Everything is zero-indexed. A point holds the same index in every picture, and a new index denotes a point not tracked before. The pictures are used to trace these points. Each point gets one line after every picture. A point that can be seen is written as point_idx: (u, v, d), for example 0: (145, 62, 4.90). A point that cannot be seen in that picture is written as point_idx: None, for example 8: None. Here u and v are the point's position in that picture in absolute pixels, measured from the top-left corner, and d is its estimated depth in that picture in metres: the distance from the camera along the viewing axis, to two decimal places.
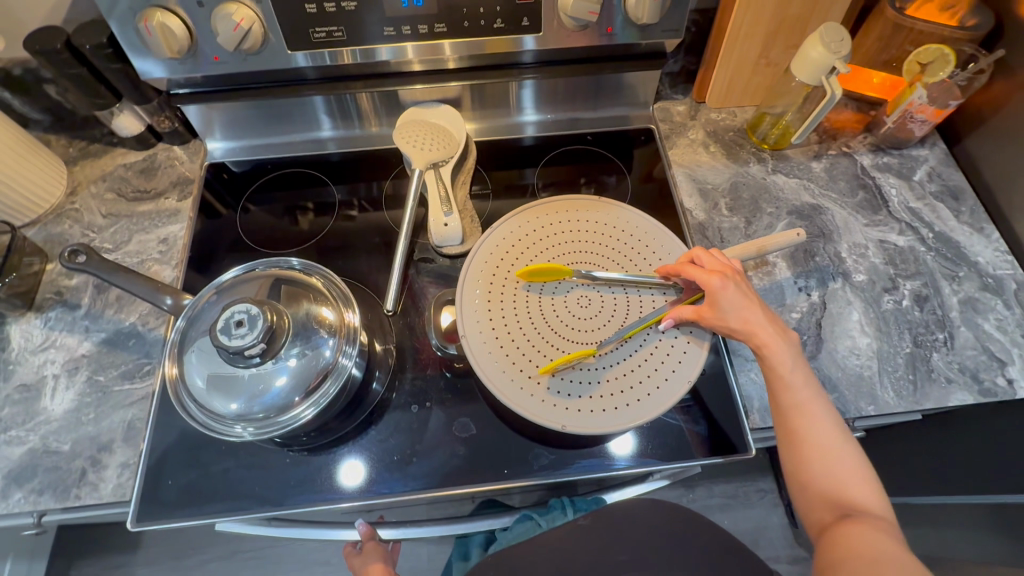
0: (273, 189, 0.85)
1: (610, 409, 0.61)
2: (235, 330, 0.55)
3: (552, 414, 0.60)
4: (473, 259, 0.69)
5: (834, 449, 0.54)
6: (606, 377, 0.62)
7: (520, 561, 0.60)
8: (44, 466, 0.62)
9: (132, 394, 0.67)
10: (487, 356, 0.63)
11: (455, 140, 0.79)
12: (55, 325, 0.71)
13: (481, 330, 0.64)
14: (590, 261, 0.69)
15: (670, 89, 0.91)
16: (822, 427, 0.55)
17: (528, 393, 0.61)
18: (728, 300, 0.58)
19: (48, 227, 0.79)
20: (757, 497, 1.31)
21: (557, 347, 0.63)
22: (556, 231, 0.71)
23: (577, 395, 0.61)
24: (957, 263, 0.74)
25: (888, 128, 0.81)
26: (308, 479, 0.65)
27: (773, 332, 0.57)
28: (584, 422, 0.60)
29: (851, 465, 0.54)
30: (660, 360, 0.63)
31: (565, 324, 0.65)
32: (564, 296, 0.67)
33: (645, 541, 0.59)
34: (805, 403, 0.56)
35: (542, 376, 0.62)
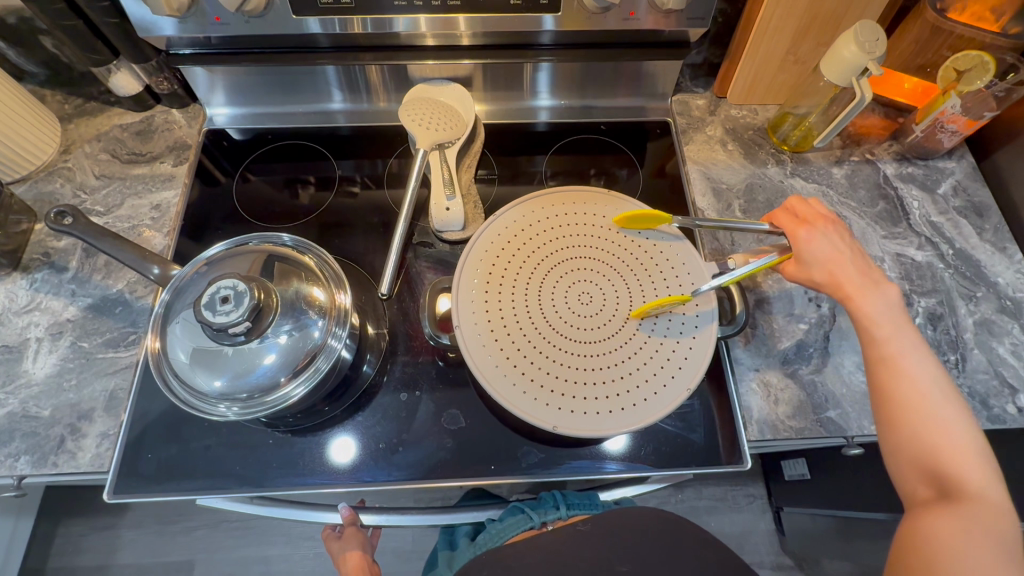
0: (273, 161, 0.83)
1: (604, 412, 0.59)
2: (220, 306, 0.53)
3: (545, 413, 0.58)
4: (473, 247, 0.66)
5: (929, 411, 0.49)
6: (604, 377, 0.60)
7: (516, 562, 0.57)
8: (22, 431, 0.61)
9: (116, 363, 0.65)
10: (481, 348, 0.61)
11: (462, 120, 0.77)
12: (41, 287, 0.69)
13: (476, 321, 0.62)
14: (593, 257, 0.66)
15: (690, 81, 0.87)
16: (915, 386, 0.51)
17: (521, 389, 0.59)
18: (817, 248, 0.57)
19: (39, 185, 0.77)
20: (746, 502, 1.30)
21: (554, 345, 0.61)
22: (560, 223, 0.68)
23: (571, 395, 0.59)
24: (976, 282, 0.71)
25: (916, 137, 0.78)
26: (290, 462, 0.64)
27: (863, 283, 0.55)
28: (577, 424, 0.58)
29: (950, 429, 0.49)
30: (660, 365, 0.61)
31: (563, 320, 0.63)
32: (564, 292, 0.64)
33: (648, 551, 0.57)
34: (896, 356, 0.52)
35: (536, 374, 0.60)
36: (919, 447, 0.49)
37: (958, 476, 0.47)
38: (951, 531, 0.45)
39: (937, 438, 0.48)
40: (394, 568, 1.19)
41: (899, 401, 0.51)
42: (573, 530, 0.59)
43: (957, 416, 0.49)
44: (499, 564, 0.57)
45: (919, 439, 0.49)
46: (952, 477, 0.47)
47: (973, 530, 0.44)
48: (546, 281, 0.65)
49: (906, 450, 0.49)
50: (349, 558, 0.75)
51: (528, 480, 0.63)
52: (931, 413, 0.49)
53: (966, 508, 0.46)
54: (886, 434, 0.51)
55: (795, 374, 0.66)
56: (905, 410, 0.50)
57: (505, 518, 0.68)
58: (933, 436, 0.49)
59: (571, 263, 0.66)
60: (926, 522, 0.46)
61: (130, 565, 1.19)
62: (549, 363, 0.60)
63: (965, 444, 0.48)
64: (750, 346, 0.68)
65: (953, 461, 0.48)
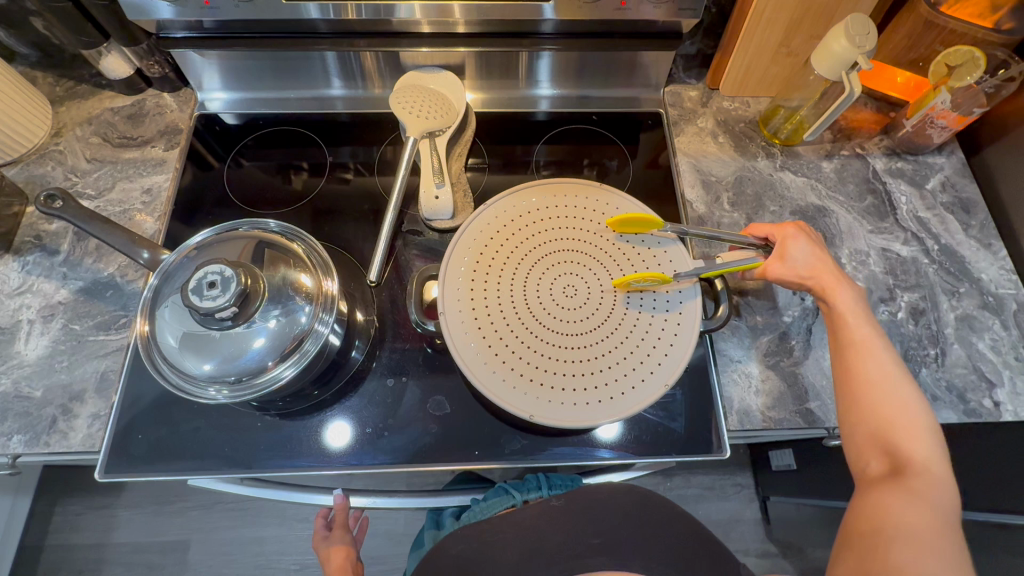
0: (265, 146, 0.83)
1: (582, 404, 0.60)
2: (207, 291, 0.53)
3: (522, 401, 0.59)
4: (463, 236, 0.67)
5: (890, 389, 0.51)
6: (582, 370, 0.61)
7: (492, 537, 0.60)
8: (15, 411, 0.62)
9: (107, 345, 0.66)
10: (464, 336, 0.62)
11: (454, 109, 0.77)
12: (33, 270, 0.69)
13: (460, 308, 0.63)
14: (580, 251, 0.67)
15: (684, 72, 0.87)
16: (879, 366, 0.53)
17: (501, 377, 0.60)
18: (798, 247, 0.60)
19: (30, 167, 0.77)
20: (734, 490, 1.32)
21: (536, 336, 0.62)
22: (549, 216, 0.69)
23: (550, 386, 0.60)
24: (959, 278, 0.72)
25: (906, 132, 0.78)
26: (278, 444, 0.65)
27: (838, 276, 0.58)
28: (554, 414, 0.59)
29: (907, 408, 0.50)
30: (640, 361, 0.61)
31: (547, 312, 0.63)
32: (549, 285, 0.65)
33: (616, 527, 0.58)
34: (865, 340, 0.54)
35: (517, 364, 0.61)
36: (876, 422, 0.50)
37: (910, 451, 0.48)
38: (900, 501, 0.46)
39: (895, 414, 0.50)
40: (387, 550, 1.21)
41: (861, 377, 0.52)
42: (548, 507, 0.61)
43: (916, 396, 0.51)
44: (475, 539, 0.60)
45: (877, 415, 0.50)
46: (905, 452, 0.48)
47: (918, 500, 0.46)
48: (533, 272, 0.66)
49: (863, 424, 0.51)
50: (332, 553, 0.75)
51: (511, 466, 0.64)
52: (892, 392, 0.51)
53: (915, 481, 0.47)
54: (847, 412, 0.53)
55: (777, 366, 0.67)
56: (868, 387, 0.52)
57: (490, 497, 0.69)
58: (890, 412, 0.50)
59: (557, 256, 0.66)
60: (874, 495, 0.47)
61: (127, 544, 1.21)
62: (530, 353, 0.61)
63: (921, 423, 0.50)
64: (734, 338, 0.69)
65: (907, 438, 0.49)
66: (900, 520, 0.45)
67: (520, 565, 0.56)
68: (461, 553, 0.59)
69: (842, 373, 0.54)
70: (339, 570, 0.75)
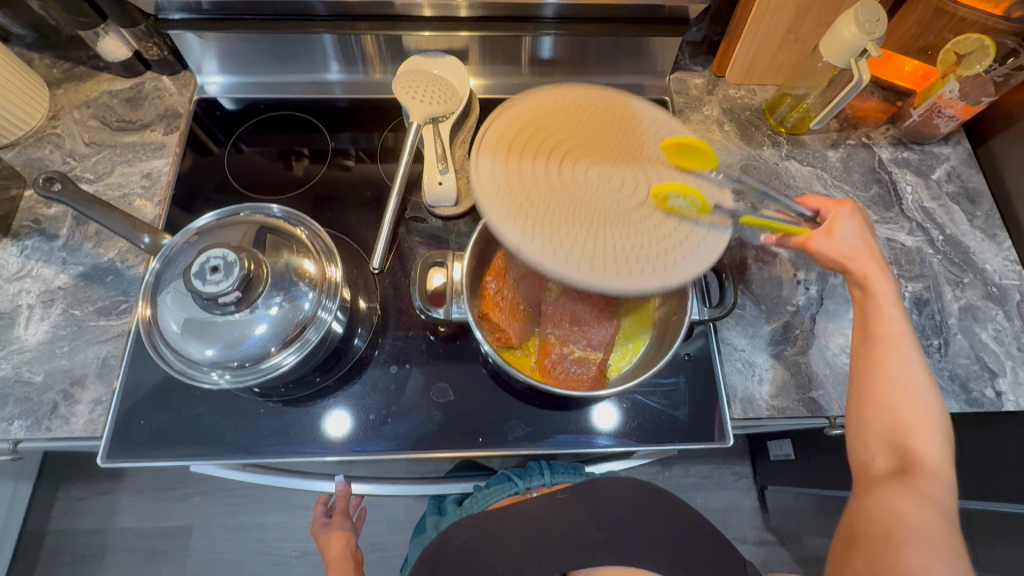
0: (265, 131, 0.82)
1: (623, 272, 0.54)
2: (210, 275, 0.52)
3: (562, 268, 0.53)
4: (496, 125, 0.61)
5: (914, 390, 0.50)
6: (624, 240, 0.55)
7: (497, 527, 0.60)
8: (16, 395, 0.62)
9: (108, 331, 0.65)
10: (497, 201, 0.55)
11: (458, 95, 0.76)
12: (32, 254, 0.69)
13: (495, 177, 0.57)
14: (622, 135, 0.62)
15: (690, 59, 0.86)
16: (901, 362, 0.51)
17: (538, 244, 0.53)
18: (848, 225, 0.56)
19: (28, 150, 0.76)
20: (732, 479, 1.33)
21: (574, 206, 0.56)
22: (590, 102, 0.64)
23: (590, 252, 0.54)
24: (964, 269, 0.72)
25: (913, 121, 0.78)
26: (281, 431, 0.65)
27: (881, 268, 0.54)
28: (595, 278, 0.53)
29: (923, 408, 0.49)
30: (680, 248, 0.56)
31: (587, 185, 0.58)
32: (588, 161, 0.59)
33: (618, 521, 0.60)
34: (889, 333, 0.52)
35: (554, 229, 0.55)
36: (888, 419, 0.50)
37: (922, 454, 0.48)
38: (907, 502, 0.46)
39: (913, 415, 0.49)
40: (387, 536, 1.22)
41: (885, 375, 0.51)
42: (551, 498, 0.61)
43: (935, 398, 0.50)
44: (480, 527, 0.61)
45: (891, 413, 0.50)
46: (916, 454, 0.48)
47: (925, 502, 0.46)
48: (568, 161, 0.59)
49: (878, 421, 0.50)
50: (331, 538, 0.75)
51: (514, 453, 0.64)
52: (915, 392, 0.50)
53: (924, 484, 0.47)
54: (859, 403, 0.52)
55: (780, 355, 0.67)
56: (892, 385, 0.50)
57: (491, 485, 0.69)
58: (908, 413, 0.49)
59: (597, 138, 0.61)
60: (883, 495, 0.48)
61: (129, 530, 1.21)
62: (577, 228, 0.55)
63: (937, 425, 0.49)
64: (737, 328, 0.69)
65: (922, 439, 0.49)
66: (907, 519, 0.46)
67: (525, 556, 0.58)
68: (466, 542, 0.60)
69: (867, 365, 0.52)
70: (338, 556, 0.75)
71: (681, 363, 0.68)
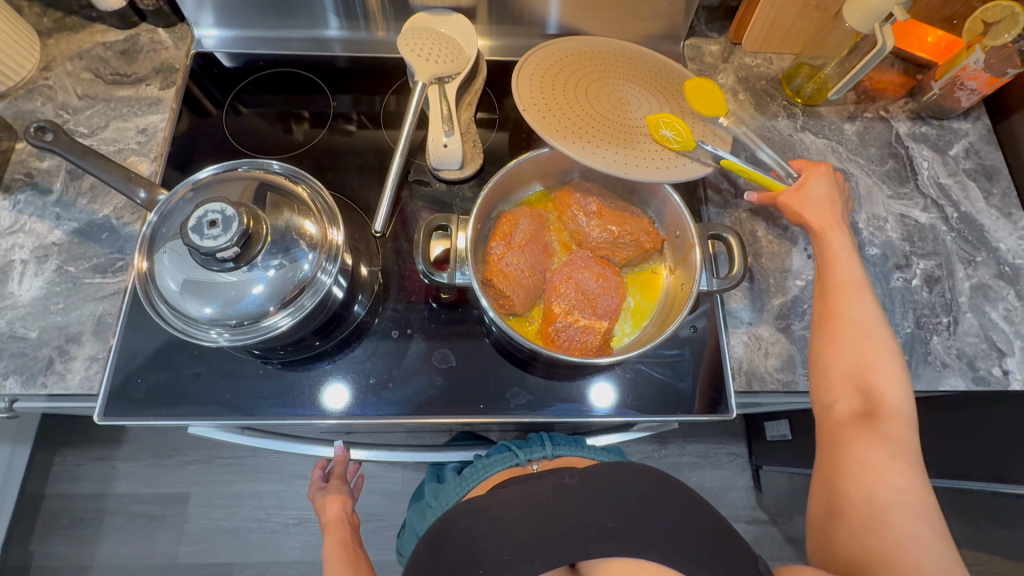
0: (264, 89, 0.79)
1: (633, 164, 0.62)
2: (207, 230, 0.50)
3: (550, 131, 0.61)
4: (555, 44, 0.70)
5: (871, 334, 0.54)
6: (635, 143, 0.64)
7: (501, 512, 0.53)
8: (10, 351, 0.61)
9: (103, 289, 0.64)
10: (530, 101, 0.63)
11: (464, 55, 0.73)
12: (24, 209, 0.67)
13: (530, 86, 0.65)
14: (641, 74, 0.70)
15: (706, 25, 0.83)
16: (858, 309, 0.55)
17: (539, 114, 0.63)
18: (815, 183, 0.61)
19: (19, 102, 0.73)
20: (727, 459, 1.34)
21: (596, 114, 0.65)
22: (616, 47, 0.72)
23: (606, 147, 0.62)
24: (977, 247, 0.71)
25: (934, 95, 0.75)
26: (280, 393, 0.64)
27: (837, 220, 0.60)
28: (608, 164, 0.61)
29: (881, 350, 0.54)
30: (660, 163, 0.62)
31: (607, 103, 0.66)
32: (609, 88, 0.68)
33: (633, 510, 0.51)
34: (849, 282, 0.57)
35: (576, 127, 0.63)
36: (851, 364, 0.54)
37: (883, 395, 0.52)
38: (875, 446, 0.50)
39: (874, 356, 0.53)
40: (383, 507, 1.23)
41: (846, 321, 0.55)
42: (559, 485, 0.54)
43: (889, 339, 0.54)
44: (484, 513, 0.53)
45: (851, 357, 0.54)
46: (879, 397, 0.52)
47: (891, 443, 0.50)
48: (603, 83, 0.68)
49: (841, 367, 0.54)
50: (328, 502, 0.75)
51: (516, 421, 0.63)
52: (870, 336, 0.54)
53: (887, 424, 0.51)
54: (823, 348, 0.56)
55: (787, 330, 0.66)
56: (853, 328, 0.55)
57: (491, 455, 0.69)
58: (868, 355, 0.53)
59: (620, 73, 0.69)
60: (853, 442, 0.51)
61: (127, 495, 1.22)
62: (596, 129, 0.63)
63: (894, 365, 0.53)
64: (744, 301, 0.68)
65: (882, 381, 0.52)
66: (877, 464, 0.49)
67: (531, 548, 0.49)
68: (470, 529, 0.53)
69: (826, 314, 0.57)
70: (334, 520, 0.75)
71: (687, 337, 0.67)
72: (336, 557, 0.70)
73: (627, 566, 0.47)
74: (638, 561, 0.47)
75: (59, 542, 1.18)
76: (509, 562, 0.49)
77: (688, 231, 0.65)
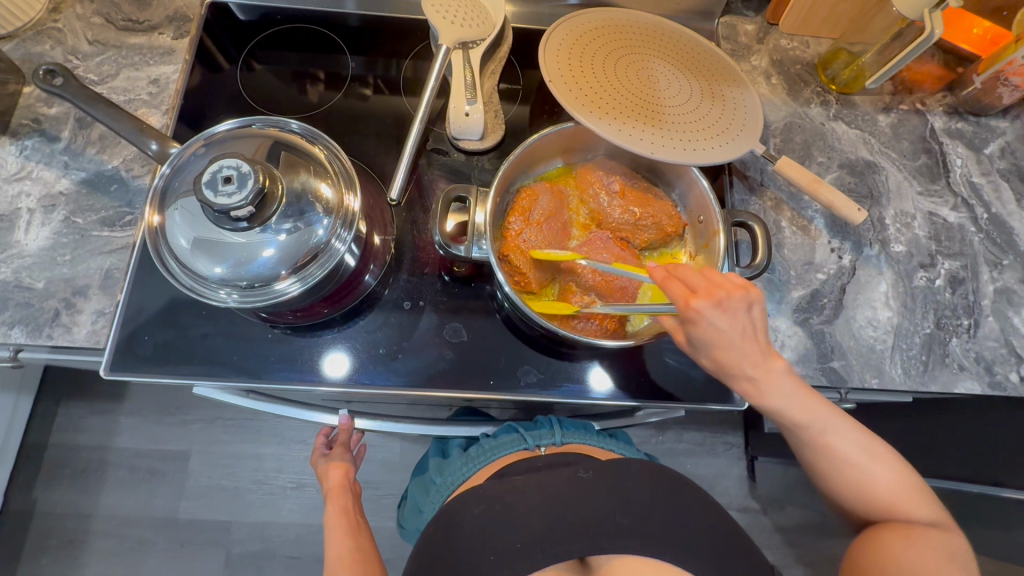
0: (281, 45, 0.77)
1: (658, 144, 0.60)
2: (221, 186, 0.48)
3: (577, 106, 0.59)
4: (587, 12, 0.67)
5: (870, 476, 0.50)
6: (662, 124, 0.61)
7: (515, 500, 0.53)
8: (16, 301, 0.60)
9: (111, 242, 0.63)
10: (557, 72, 0.61)
11: (490, 20, 0.70)
12: (32, 155, 0.65)
13: (557, 56, 0.63)
14: (673, 53, 0.67)
15: (742, 3, 0.79)
16: (848, 451, 0.50)
17: (566, 87, 0.60)
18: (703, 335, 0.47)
19: (27, 44, 0.71)
20: (723, 448, 1.34)
21: (624, 90, 0.62)
22: (650, 23, 0.69)
23: (632, 126, 0.60)
24: (1005, 250, 0.69)
25: (974, 89, 0.73)
26: (287, 357, 0.63)
27: (759, 372, 0.48)
28: (633, 143, 0.59)
29: (883, 474, 0.50)
30: (687, 145, 0.60)
31: (636, 80, 0.64)
32: (639, 66, 0.65)
33: (646, 506, 0.52)
34: (820, 436, 0.50)
35: (601, 104, 0.60)
36: (858, 497, 0.51)
37: (904, 509, 0.50)
38: (898, 546, 0.48)
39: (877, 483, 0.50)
40: (380, 476, 1.24)
41: (844, 467, 0.50)
42: (573, 476, 0.54)
43: (888, 459, 0.51)
44: (498, 500, 0.54)
45: (853, 488, 0.51)
46: (901, 514, 0.50)
47: (918, 540, 0.48)
48: (633, 58, 0.65)
49: (858, 509, 0.51)
50: (331, 469, 0.75)
51: (526, 398, 0.63)
52: (865, 477, 0.50)
53: (912, 531, 0.49)
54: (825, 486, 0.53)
55: (805, 323, 0.65)
56: (847, 473, 0.51)
57: (497, 436, 0.69)
58: (876, 493, 0.50)
59: (652, 50, 0.67)
60: (881, 552, 0.48)
61: (128, 449, 1.23)
62: (622, 106, 0.61)
63: (901, 477, 0.51)
64: (764, 293, 0.66)
65: (898, 500, 0.50)
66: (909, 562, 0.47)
67: (543, 539, 0.50)
68: (482, 515, 0.53)
69: (822, 468, 0.52)
70: (336, 487, 0.74)
71: None
72: (336, 523, 0.70)
73: (639, 565, 0.48)
74: (653, 559, 0.48)
75: (61, 491, 1.19)
76: (521, 550, 0.49)
77: (713, 217, 0.63)
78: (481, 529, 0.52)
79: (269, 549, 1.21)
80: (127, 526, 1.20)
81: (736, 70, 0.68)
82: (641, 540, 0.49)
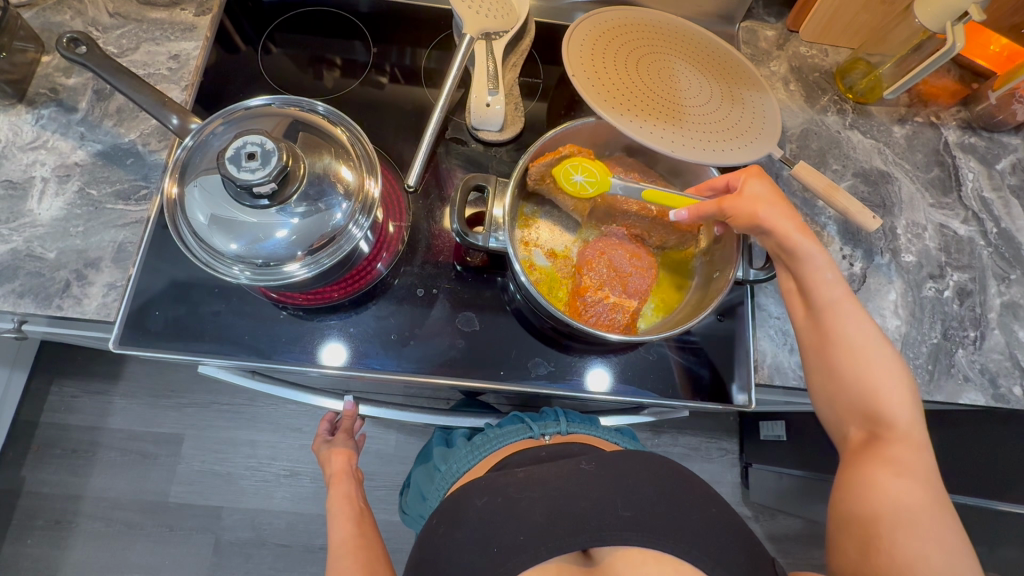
0: (301, 29, 0.76)
1: (677, 142, 0.60)
2: (245, 162, 0.48)
3: (599, 102, 0.59)
4: (615, 10, 0.67)
5: (876, 362, 0.52)
6: (682, 122, 0.62)
7: (517, 493, 0.53)
8: (27, 270, 0.59)
9: (125, 216, 0.62)
10: (581, 66, 0.61)
11: (515, 13, 0.70)
12: (48, 125, 0.65)
13: (583, 49, 0.63)
14: (697, 54, 0.68)
15: (763, 9, 0.80)
16: (858, 332, 0.53)
17: (590, 83, 0.60)
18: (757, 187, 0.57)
19: (46, 14, 0.70)
20: (717, 454, 1.34)
21: (647, 87, 0.63)
22: (677, 24, 0.69)
23: (652, 123, 0.60)
24: (1012, 265, 0.70)
25: (988, 105, 0.73)
26: (297, 339, 0.63)
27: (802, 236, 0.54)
28: (655, 139, 0.59)
29: (887, 378, 0.51)
30: (705, 145, 0.61)
31: (660, 79, 0.64)
32: (663, 65, 0.65)
33: (652, 502, 0.51)
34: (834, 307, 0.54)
35: (623, 98, 0.61)
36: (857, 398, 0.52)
37: (893, 419, 0.51)
38: (886, 475, 0.48)
39: (879, 389, 0.51)
40: (374, 467, 1.24)
41: (851, 359, 0.52)
42: (576, 470, 0.54)
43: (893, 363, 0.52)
44: (500, 493, 0.54)
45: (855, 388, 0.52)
46: (887, 416, 0.51)
47: (907, 470, 0.48)
48: (656, 58, 0.66)
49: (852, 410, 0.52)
50: (334, 454, 0.75)
51: (535, 390, 0.63)
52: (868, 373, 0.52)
53: (894, 453, 0.49)
54: (827, 384, 0.54)
55: None
56: (852, 361, 0.52)
57: (503, 426, 0.68)
58: (874, 379, 0.51)
59: (677, 50, 0.67)
60: (868, 477, 0.49)
61: (121, 431, 1.22)
62: (643, 103, 0.61)
63: (903, 391, 0.51)
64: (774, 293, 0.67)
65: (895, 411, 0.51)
66: (895, 495, 0.47)
67: (545, 531, 0.50)
68: (486, 506, 0.53)
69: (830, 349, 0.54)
70: (339, 472, 0.74)
71: (710, 326, 0.67)
72: (341, 509, 0.69)
73: (639, 557, 0.48)
74: (652, 552, 0.48)
75: (51, 470, 1.18)
76: (525, 543, 0.49)
77: None
78: (486, 518, 0.52)
79: (259, 537, 1.20)
80: (116, 509, 1.18)
81: (757, 75, 0.68)
82: (643, 533, 0.49)
